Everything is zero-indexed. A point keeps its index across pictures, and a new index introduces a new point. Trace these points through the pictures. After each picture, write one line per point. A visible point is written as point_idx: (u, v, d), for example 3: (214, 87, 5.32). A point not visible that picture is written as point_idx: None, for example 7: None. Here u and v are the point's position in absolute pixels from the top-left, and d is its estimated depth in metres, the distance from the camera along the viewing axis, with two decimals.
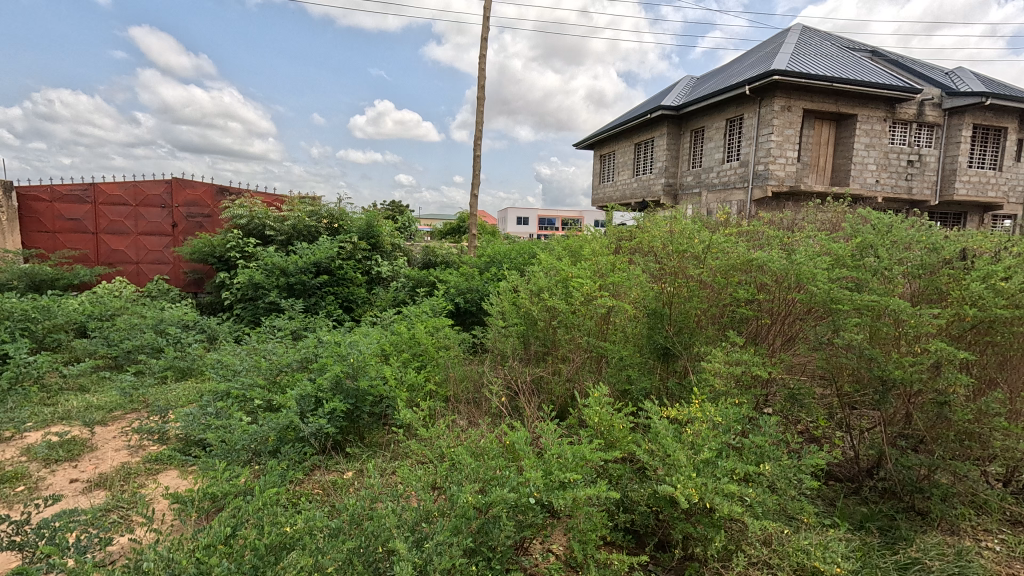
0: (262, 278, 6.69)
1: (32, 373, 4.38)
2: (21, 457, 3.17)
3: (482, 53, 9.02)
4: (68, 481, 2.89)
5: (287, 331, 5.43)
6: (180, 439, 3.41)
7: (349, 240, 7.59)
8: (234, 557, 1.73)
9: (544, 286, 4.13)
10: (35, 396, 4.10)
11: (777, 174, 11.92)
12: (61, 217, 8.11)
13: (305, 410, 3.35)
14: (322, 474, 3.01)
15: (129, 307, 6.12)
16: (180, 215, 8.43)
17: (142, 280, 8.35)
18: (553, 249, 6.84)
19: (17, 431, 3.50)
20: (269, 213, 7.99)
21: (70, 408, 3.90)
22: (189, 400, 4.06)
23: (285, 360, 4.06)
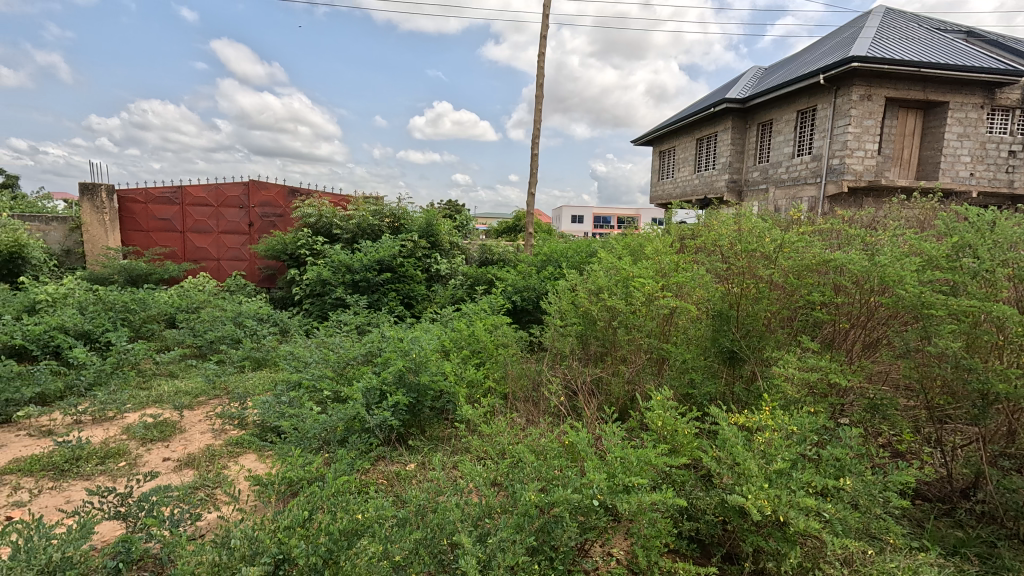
0: (329, 275, 7.03)
1: (130, 358, 4.80)
2: (121, 435, 3.49)
3: (541, 52, 9.01)
4: (162, 460, 3.16)
5: (352, 326, 5.67)
6: (255, 425, 3.64)
7: (410, 239, 7.83)
8: (311, 539, 1.82)
9: (604, 286, 4.05)
10: (133, 380, 4.51)
11: (854, 168, 11.10)
12: (153, 218, 8.84)
13: (370, 403, 3.47)
14: (387, 465, 3.10)
15: (212, 300, 6.63)
16: (256, 215, 9.04)
17: (222, 275, 9.00)
18: (612, 247, 6.71)
19: (118, 411, 3.86)
20: (336, 213, 8.37)
21: (162, 393, 4.26)
22: (265, 388, 4.34)
23: (351, 353, 4.24)
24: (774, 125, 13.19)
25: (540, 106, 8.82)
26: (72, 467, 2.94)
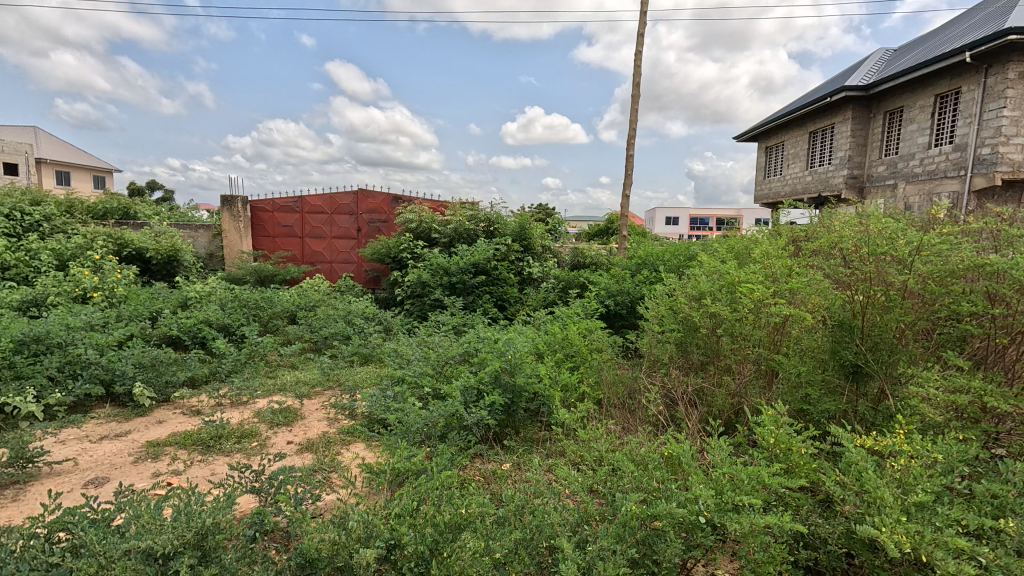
0: (428, 277, 7.39)
1: (259, 350, 5.39)
2: (254, 418, 3.92)
3: (637, 50, 8.78)
4: (286, 442, 3.51)
5: (449, 326, 5.90)
6: (363, 416, 3.91)
7: (503, 243, 8.00)
8: (419, 529, 1.92)
9: (706, 291, 3.84)
10: (262, 369, 5.05)
11: (1011, 158, 9.52)
12: (278, 225, 9.86)
13: (468, 401, 3.58)
14: (483, 463, 3.18)
15: (325, 299, 7.24)
16: (363, 221, 9.73)
17: (333, 276, 9.80)
18: (714, 250, 6.35)
19: (251, 397, 4.35)
20: (435, 218, 8.77)
21: (285, 382, 4.73)
22: (372, 381, 4.66)
23: (449, 353, 4.41)
24: (906, 112, 11.71)
25: (635, 105, 8.59)
26: (216, 443, 3.36)
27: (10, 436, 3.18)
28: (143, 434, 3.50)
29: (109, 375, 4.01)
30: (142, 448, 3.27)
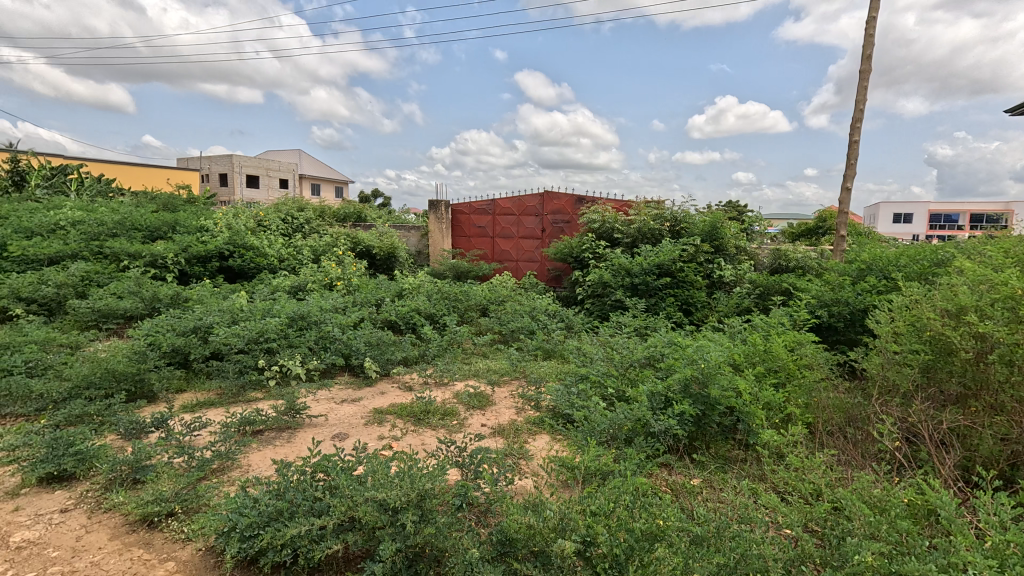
0: (610, 277, 7.33)
1: (457, 338, 5.97)
2: (453, 399, 4.36)
3: (871, 15, 7.39)
4: (480, 425, 3.82)
5: (631, 328, 5.76)
6: (548, 409, 4.04)
7: (692, 243, 7.53)
8: (614, 532, 1.91)
9: (969, 306, 3.07)
10: (459, 355, 5.58)
11: None
12: (474, 226, 10.84)
13: (655, 407, 3.43)
14: (671, 474, 3.02)
15: (512, 295, 7.69)
16: (548, 221, 10.06)
17: (519, 274, 10.39)
18: (980, 253, 4.98)
19: (450, 379, 4.83)
20: (618, 218, 8.66)
21: (479, 369, 5.15)
22: (556, 376, 4.81)
23: (634, 355, 4.29)
24: None
25: (864, 82, 7.26)
26: (425, 418, 3.82)
27: (284, 391, 4.08)
28: (370, 402, 4.16)
29: (348, 349, 4.86)
30: (370, 413, 3.90)
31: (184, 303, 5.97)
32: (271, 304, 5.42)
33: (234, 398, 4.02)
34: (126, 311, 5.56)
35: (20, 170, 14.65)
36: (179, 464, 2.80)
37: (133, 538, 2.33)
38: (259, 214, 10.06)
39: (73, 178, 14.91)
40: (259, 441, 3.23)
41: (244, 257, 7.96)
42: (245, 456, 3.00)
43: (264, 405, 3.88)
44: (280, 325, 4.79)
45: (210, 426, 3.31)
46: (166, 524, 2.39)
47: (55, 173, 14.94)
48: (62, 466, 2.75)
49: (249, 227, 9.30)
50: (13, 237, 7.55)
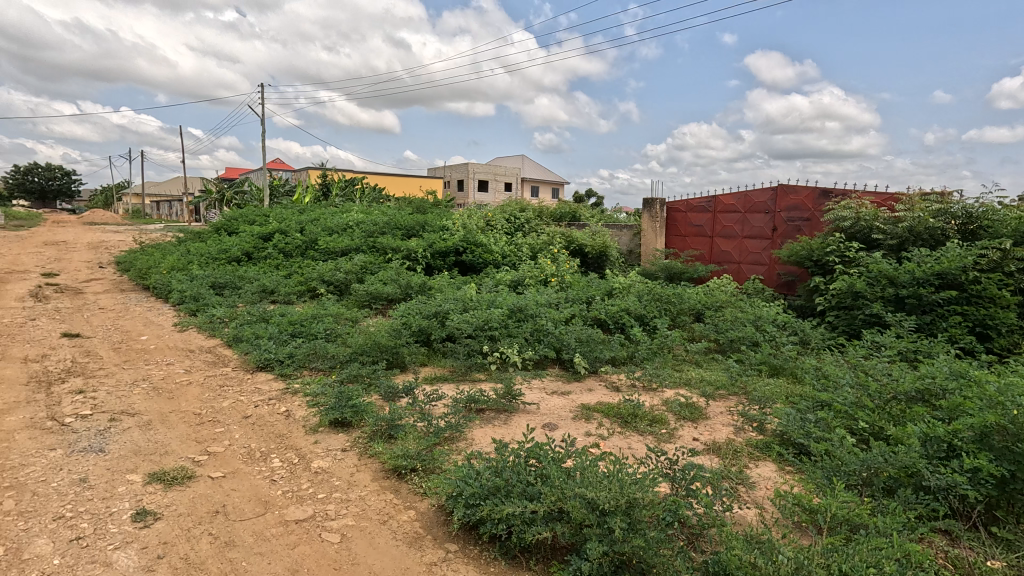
0: (864, 287, 6.02)
1: (668, 343, 5.59)
2: (662, 406, 4.12)
3: None
4: (692, 438, 3.52)
5: (895, 351, 4.63)
6: (776, 434, 3.50)
7: (996, 247, 5.75)
8: None
9: None
10: (670, 361, 5.21)
11: None
12: (690, 224, 9.83)
13: (930, 455, 2.70)
14: (955, 548, 2.34)
15: (733, 301, 6.93)
16: (780, 219, 8.67)
17: (741, 278, 9.11)
18: None
19: (659, 385, 4.55)
20: (879, 214, 7.09)
21: (691, 378, 4.77)
22: (785, 398, 4.16)
23: (900, 386, 3.41)
24: None
25: None
26: (632, 421, 3.69)
27: (503, 376, 4.45)
28: (578, 397, 4.25)
29: (559, 343, 5.02)
30: (578, 408, 3.97)
31: (428, 291, 7.03)
32: (495, 296, 5.99)
33: (463, 376, 4.55)
34: (388, 295, 6.80)
35: (327, 183, 19.24)
36: (421, 428, 3.30)
37: (387, 483, 2.82)
38: (488, 215, 11.26)
39: (358, 188, 18.94)
40: (481, 419, 3.59)
41: (475, 253, 8.99)
42: (470, 430, 3.36)
43: (486, 387, 4.30)
44: (502, 315, 5.25)
45: (444, 399, 3.80)
46: (410, 477, 2.84)
47: (347, 185, 19.20)
48: (344, 415, 3.50)
49: (479, 226, 10.47)
50: (321, 235, 9.96)
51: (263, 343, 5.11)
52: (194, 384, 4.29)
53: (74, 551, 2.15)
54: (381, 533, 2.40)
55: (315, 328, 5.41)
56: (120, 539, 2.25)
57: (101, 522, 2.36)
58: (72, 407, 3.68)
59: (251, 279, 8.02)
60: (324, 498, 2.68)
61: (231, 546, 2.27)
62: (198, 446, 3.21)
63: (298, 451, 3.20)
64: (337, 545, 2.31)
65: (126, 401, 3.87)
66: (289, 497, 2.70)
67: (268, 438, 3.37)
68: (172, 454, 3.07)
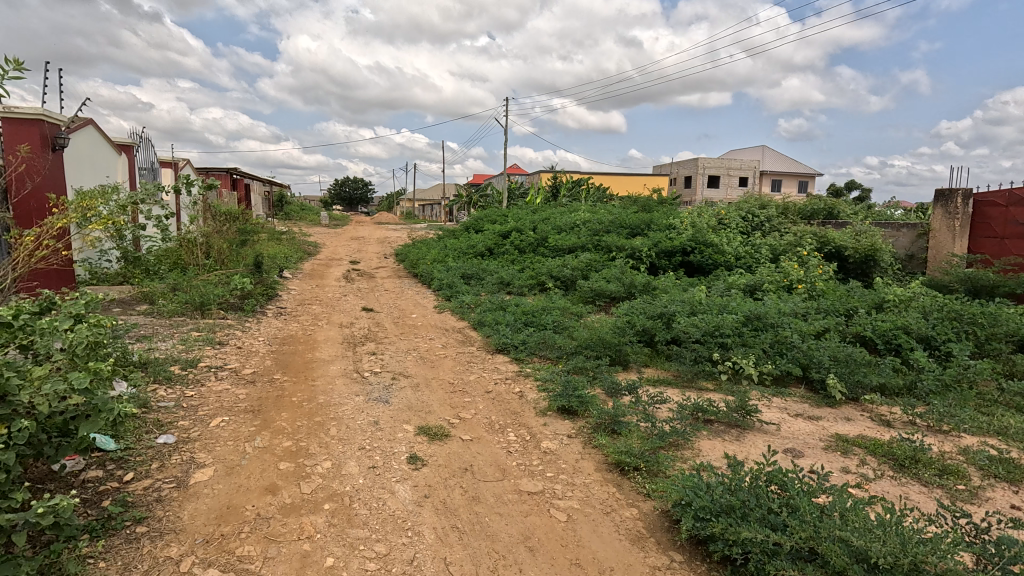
0: None
1: (971, 376, 4.26)
2: (959, 455, 3.19)
3: None
4: (1009, 506, 2.66)
5: None
6: None
7: None
8: None
9: None
10: (972, 400, 4.01)
11: None
12: (1013, 222, 7.36)
13: None
14: None
15: None
16: None
17: None
18: None
19: (955, 428, 3.56)
20: None
21: (1009, 426, 3.58)
22: None
23: None
24: None
25: None
26: (912, 466, 2.97)
27: (736, 389, 4.08)
28: (832, 425, 3.61)
29: (807, 359, 4.34)
30: (832, 438, 3.38)
31: (653, 291, 6.89)
32: (728, 301, 5.52)
33: (688, 382, 4.32)
34: (612, 293, 6.89)
35: (557, 185, 20.44)
36: (646, 429, 3.26)
37: (610, 476, 2.88)
38: (721, 213, 10.42)
39: (585, 188, 19.63)
40: (710, 430, 3.35)
41: (704, 254, 8.43)
42: (698, 440, 3.18)
43: (715, 397, 4.01)
44: (736, 322, 4.80)
45: (669, 403, 3.68)
46: (633, 475, 2.84)
47: (575, 185, 20.06)
48: (571, 403, 3.69)
49: (711, 225, 9.77)
50: (551, 233, 10.65)
51: (501, 329, 5.74)
52: (449, 358, 5.07)
53: (372, 476, 2.78)
54: (604, 523, 2.46)
55: (544, 319, 5.82)
56: (400, 475, 2.82)
57: (388, 458, 2.98)
58: (369, 364, 4.75)
59: (491, 271, 9.07)
60: (552, 477, 2.89)
61: (477, 501, 2.63)
62: (452, 410, 3.79)
63: (529, 430, 3.50)
64: (564, 524, 2.46)
65: (402, 365, 4.81)
66: (521, 469, 2.98)
67: (505, 413, 3.77)
68: (434, 414, 3.70)
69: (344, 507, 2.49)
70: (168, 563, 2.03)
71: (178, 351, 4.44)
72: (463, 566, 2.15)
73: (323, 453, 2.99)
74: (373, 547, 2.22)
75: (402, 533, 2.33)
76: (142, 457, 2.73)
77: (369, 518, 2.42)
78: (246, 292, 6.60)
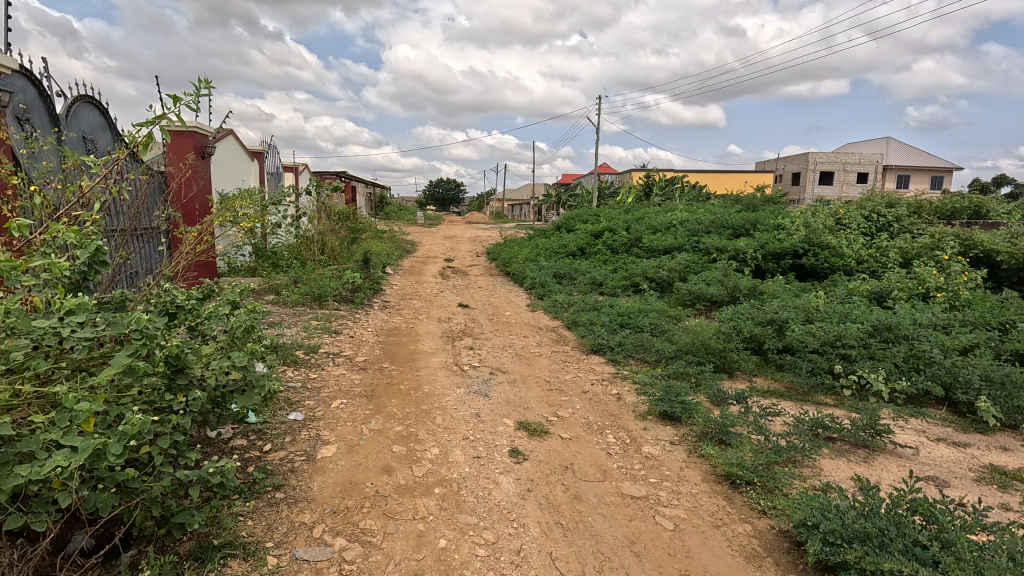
0: None
1: None
2: None
3: None
4: None
5: None
6: None
7: None
8: None
9: None
10: None
11: None
12: None
13: None
14: None
15: None
16: None
17: None
18: None
19: None
20: None
21: None
22: None
23: None
24: None
25: None
26: None
27: (861, 406, 3.70)
28: (984, 454, 3.16)
29: (951, 377, 3.83)
30: (985, 469, 2.95)
31: (759, 296, 6.45)
32: (850, 308, 5.02)
33: (804, 395, 3.99)
34: (713, 296, 6.55)
35: (650, 183, 19.82)
36: (758, 442, 3.07)
37: (720, 488, 2.74)
38: (838, 212, 9.50)
39: (680, 187, 18.84)
40: (832, 448, 3.08)
41: (818, 257, 7.75)
42: (819, 458, 2.93)
43: (836, 413, 3.66)
44: (861, 332, 4.36)
45: (783, 416, 3.43)
46: (745, 489, 2.68)
47: (669, 184, 19.32)
48: (673, 409, 3.56)
49: (826, 225, 8.95)
50: (645, 233, 10.34)
51: (596, 329, 5.68)
52: (544, 356, 5.12)
53: (477, 466, 2.88)
54: (715, 537, 2.35)
55: (641, 321, 5.67)
56: (503, 467, 2.89)
57: (491, 450, 3.08)
58: (468, 358, 4.92)
59: (584, 271, 9.00)
60: (656, 483, 2.81)
61: (579, 500, 2.62)
62: (550, 408, 3.82)
63: (630, 433, 3.43)
64: (671, 532, 2.39)
65: (499, 360, 4.93)
66: (623, 472, 2.94)
67: (604, 414, 3.73)
68: (532, 410, 3.76)
69: (453, 493, 2.60)
70: (303, 527, 2.24)
71: (301, 337, 4.90)
72: (569, 563, 2.16)
73: (431, 440, 3.14)
74: (482, 534, 2.30)
75: (509, 524, 2.39)
76: (277, 431, 3.04)
77: (476, 506, 2.51)
78: (356, 286, 7.12)
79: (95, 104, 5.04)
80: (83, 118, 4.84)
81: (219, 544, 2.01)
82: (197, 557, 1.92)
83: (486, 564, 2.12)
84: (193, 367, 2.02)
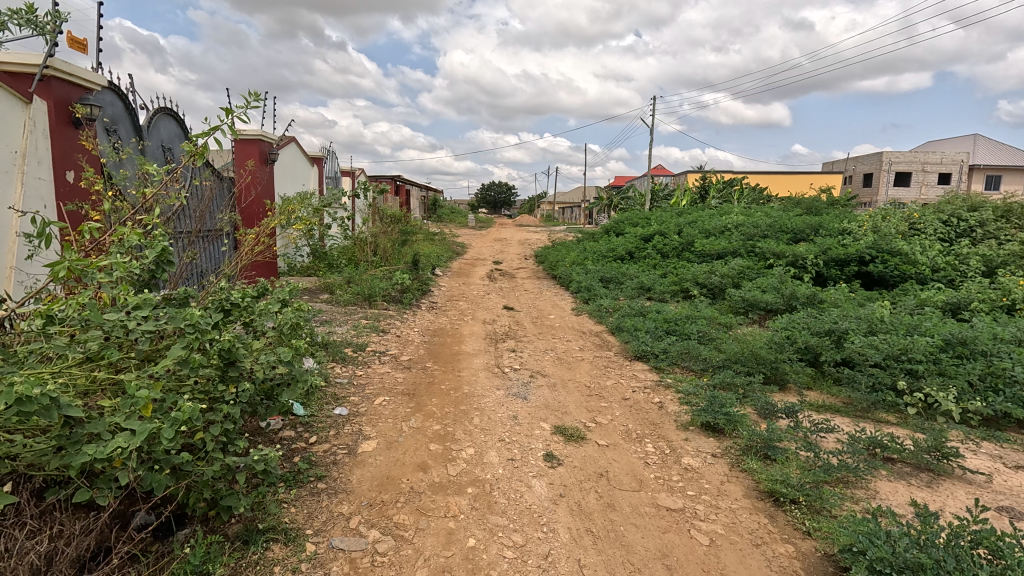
0: None
1: None
2: None
3: None
4: None
5: None
6: None
7: None
8: None
9: None
10: None
11: None
12: None
13: None
14: None
15: None
16: None
17: None
18: None
19: None
20: None
21: None
22: None
23: None
24: None
25: None
26: None
27: (927, 426, 3.43)
28: None
29: None
30: None
31: (819, 305, 6.11)
32: (920, 320, 4.66)
33: (863, 412, 3.74)
34: (767, 304, 6.26)
35: (706, 186, 19.16)
36: (806, 459, 2.91)
37: (763, 505, 2.62)
38: (912, 216, 8.83)
39: (738, 189, 18.12)
40: (891, 470, 2.86)
41: (887, 264, 7.24)
42: (874, 479, 2.75)
43: (898, 433, 3.41)
44: (931, 346, 4.02)
45: (837, 432, 3.24)
46: (790, 508, 2.55)
47: (727, 187, 18.57)
48: (717, 420, 3.45)
49: (899, 231, 8.35)
50: (698, 237, 10.02)
51: (641, 335, 5.56)
52: (585, 361, 5.07)
53: (511, 468, 2.90)
54: (753, 555, 2.26)
55: (688, 328, 5.51)
56: (537, 470, 2.90)
57: (526, 453, 3.09)
58: (509, 360, 4.96)
59: (632, 276, 8.84)
60: (694, 496, 2.73)
61: (612, 509, 2.59)
62: (588, 414, 3.78)
63: (670, 443, 3.34)
64: (706, 548, 2.31)
65: (540, 364, 4.93)
66: (660, 483, 2.87)
67: (644, 423, 3.65)
68: (570, 415, 3.73)
69: (485, 494, 2.63)
70: (340, 518, 2.34)
71: (350, 335, 5.11)
72: (597, 571, 2.15)
73: (467, 440, 3.19)
74: (511, 536, 2.32)
75: (538, 528, 2.40)
76: (323, 424, 3.19)
77: (507, 508, 2.53)
78: (405, 287, 7.34)
79: (173, 114, 5.46)
80: (162, 128, 5.28)
81: (263, 528, 2.14)
82: (243, 539, 2.05)
83: (512, 566, 2.14)
84: (243, 361, 2.15)
